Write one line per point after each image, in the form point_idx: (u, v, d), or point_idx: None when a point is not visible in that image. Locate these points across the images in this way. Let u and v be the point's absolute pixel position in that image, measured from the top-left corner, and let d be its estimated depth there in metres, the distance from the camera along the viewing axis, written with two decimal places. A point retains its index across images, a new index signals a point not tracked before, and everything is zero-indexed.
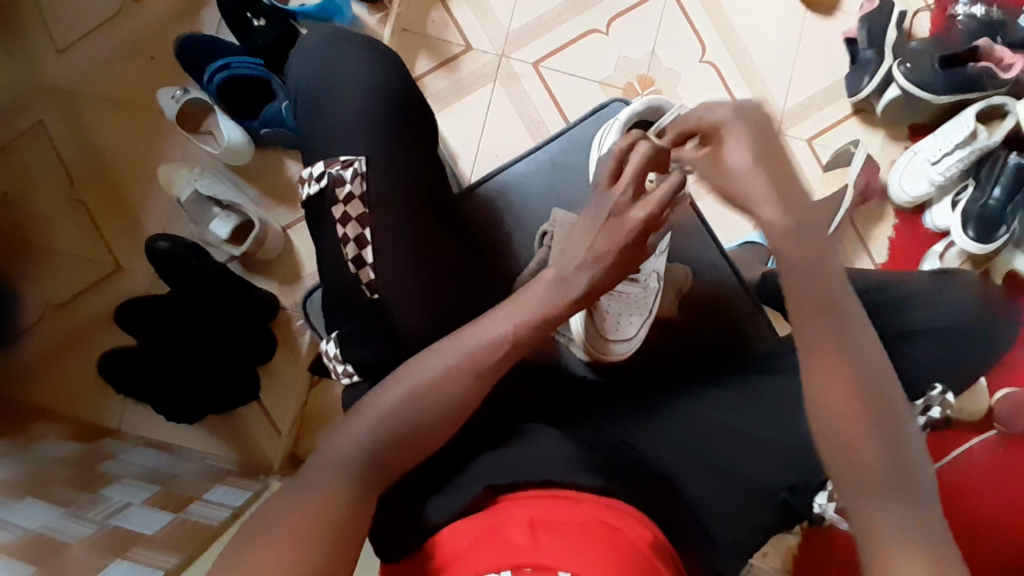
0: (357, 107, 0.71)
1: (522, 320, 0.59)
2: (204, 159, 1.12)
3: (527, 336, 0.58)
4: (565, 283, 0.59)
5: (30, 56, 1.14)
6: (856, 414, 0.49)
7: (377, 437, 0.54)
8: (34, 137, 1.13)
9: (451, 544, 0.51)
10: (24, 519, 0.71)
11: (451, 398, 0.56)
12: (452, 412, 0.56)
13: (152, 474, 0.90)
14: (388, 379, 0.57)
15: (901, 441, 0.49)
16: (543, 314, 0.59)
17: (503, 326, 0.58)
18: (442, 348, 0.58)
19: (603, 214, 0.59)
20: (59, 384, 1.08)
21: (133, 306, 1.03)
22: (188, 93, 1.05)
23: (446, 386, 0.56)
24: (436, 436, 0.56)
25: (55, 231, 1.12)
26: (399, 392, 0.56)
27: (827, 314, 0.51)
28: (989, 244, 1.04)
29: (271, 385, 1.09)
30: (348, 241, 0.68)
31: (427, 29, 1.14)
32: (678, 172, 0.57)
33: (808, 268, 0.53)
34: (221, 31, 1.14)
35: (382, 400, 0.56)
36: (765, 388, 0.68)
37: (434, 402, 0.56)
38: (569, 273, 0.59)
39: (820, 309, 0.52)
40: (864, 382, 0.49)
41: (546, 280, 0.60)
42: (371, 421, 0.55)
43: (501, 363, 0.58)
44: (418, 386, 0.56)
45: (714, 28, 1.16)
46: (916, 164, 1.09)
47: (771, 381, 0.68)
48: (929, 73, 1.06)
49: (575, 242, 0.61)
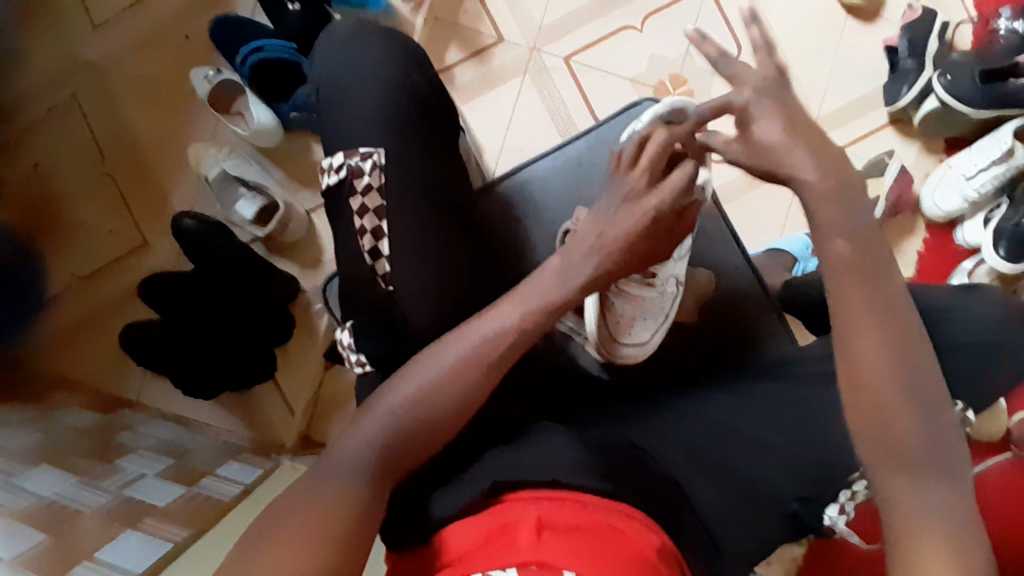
0: (383, 97, 0.71)
1: (531, 309, 0.59)
2: (232, 140, 1.13)
3: (531, 329, 0.58)
4: (569, 270, 0.61)
5: (67, 30, 1.16)
6: (893, 412, 0.48)
7: (388, 430, 0.54)
8: (67, 111, 1.15)
9: (455, 545, 0.52)
10: (41, 486, 0.73)
11: (456, 394, 0.56)
12: (454, 411, 0.56)
13: (166, 447, 0.92)
14: (398, 375, 0.57)
15: (940, 439, 0.48)
16: (547, 301, 0.59)
17: (504, 316, 0.58)
18: (448, 342, 0.58)
19: (619, 195, 0.60)
20: (81, 353, 1.11)
21: (155, 283, 1.05)
22: (219, 74, 1.07)
23: (454, 377, 0.56)
24: (448, 429, 0.56)
25: (82, 204, 1.14)
26: (410, 389, 0.56)
27: (865, 300, 0.51)
28: (1020, 264, 1.02)
29: (286, 366, 1.10)
30: (364, 234, 0.68)
31: (459, 18, 1.14)
32: (690, 166, 0.58)
33: (851, 251, 0.52)
34: (255, 13, 1.15)
35: (394, 396, 0.56)
36: (763, 395, 0.67)
37: (442, 399, 0.56)
38: (575, 262, 0.61)
39: (851, 289, 0.51)
40: (903, 374, 0.49)
41: (550, 267, 0.61)
42: (382, 416, 0.55)
43: (505, 356, 0.58)
44: (424, 384, 0.56)
45: (749, 30, 1.14)
46: (949, 180, 1.07)
47: (765, 387, 0.68)
48: (968, 86, 1.03)
49: (587, 229, 0.61)
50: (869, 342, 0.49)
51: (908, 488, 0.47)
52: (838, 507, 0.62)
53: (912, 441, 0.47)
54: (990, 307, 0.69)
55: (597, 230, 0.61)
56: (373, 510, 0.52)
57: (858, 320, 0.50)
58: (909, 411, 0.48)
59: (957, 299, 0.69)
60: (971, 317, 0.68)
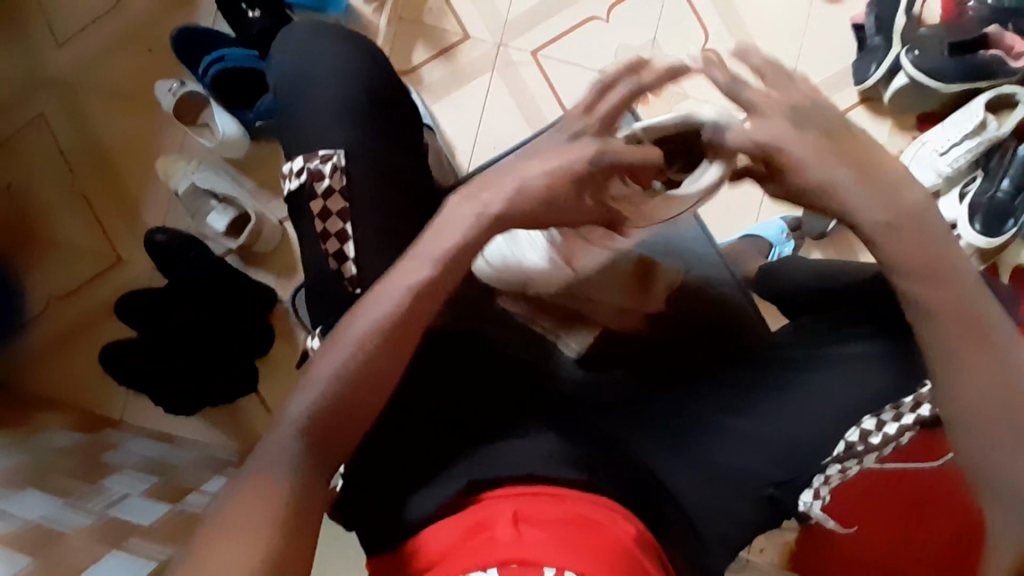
0: (341, 97, 0.71)
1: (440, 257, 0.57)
2: (201, 151, 1.11)
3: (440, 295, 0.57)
4: (476, 208, 0.58)
5: (29, 49, 1.14)
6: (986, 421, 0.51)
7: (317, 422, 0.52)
8: (33, 130, 1.14)
9: (430, 542, 0.52)
10: (26, 510, 0.73)
11: (378, 363, 0.54)
12: (372, 375, 0.54)
13: (151, 464, 0.91)
14: (330, 341, 0.55)
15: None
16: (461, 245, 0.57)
17: (413, 273, 0.56)
18: (361, 312, 0.55)
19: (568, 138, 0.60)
20: (62, 374, 1.09)
21: (131, 299, 1.04)
22: (184, 86, 1.05)
23: (371, 343, 0.54)
24: (375, 398, 0.54)
25: (55, 223, 1.13)
26: (335, 367, 0.53)
27: (959, 301, 0.52)
28: (995, 238, 1.02)
29: (270, 375, 1.08)
30: (329, 237, 0.68)
31: (424, 18, 1.13)
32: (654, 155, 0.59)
33: (921, 254, 0.53)
34: (217, 21, 1.13)
35: (326, 364, 0.54)
36: (781, 381, 0.65)
37: (366, 367, 0.54)
38: (479, 198, 0.58)
39: (946, 291, 0.53)
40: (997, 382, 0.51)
41: (460, 205, 0.58)
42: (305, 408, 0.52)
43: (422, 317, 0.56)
44: (346, 361, 0.53)
45: (717, 15, 1.13)
46: (924, 155, 1.06)
47: (785, 376, 0.65)
48: (938, 60, 1.04)
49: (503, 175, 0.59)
50: (960, 346, 0.52)
51: (1010, 499, 0.49)
52: (811, 493, 0.62)
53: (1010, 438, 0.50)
54: None
55: (495, 180, 0.59)
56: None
57: (955, 323, 0.52)
58: (1002, 417, 0.50)
59: None
60: None
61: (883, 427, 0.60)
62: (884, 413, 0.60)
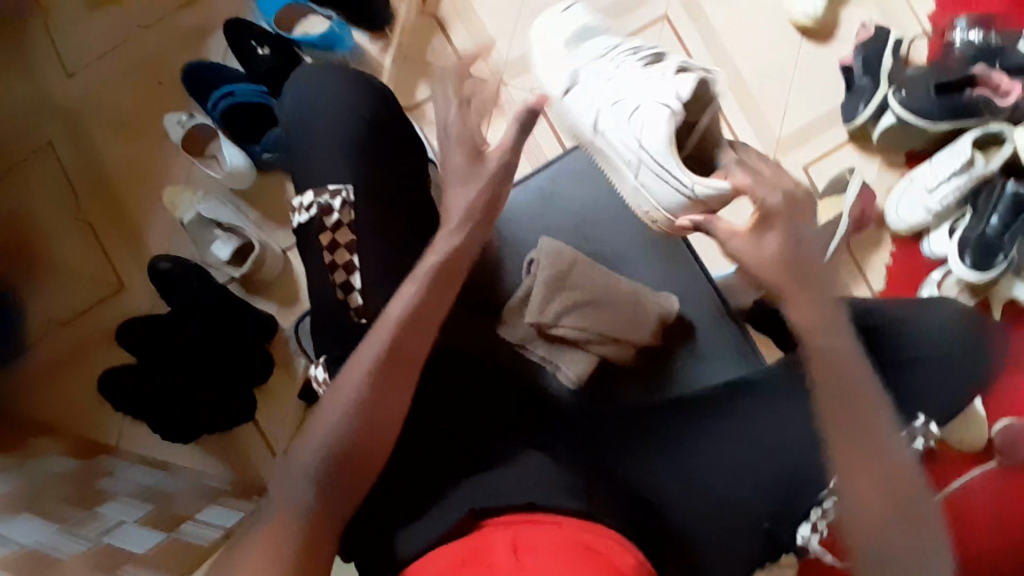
0: (348, 134, 0.73)
1: (414, 297, 0.63)
2: (207, 182, 1.14)
3: (421, 322, 0.62)
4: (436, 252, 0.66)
5: (41, 80, 1.17)
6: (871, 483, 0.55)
7: (333, 457, 0.57)
8: (41, 158, 1.16)
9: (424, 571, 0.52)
10: (20, 534, 0.72)
11: (373, 401, 0.59)
12: (371, 413, 0.58)
13: (147, 492, 0.91)
14: (327, 396, 0.59)
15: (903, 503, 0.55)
16: (426, 284, 0.64)
17: (401, 304, 0.62)
18: (362, 348, 0.61)
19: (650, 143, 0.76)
20: (59, 400, 1.10)
21: (133, 326, 1.05)
22: (194, 119, 1.09)
23: (365, 387, 0.59)
24: (386, 428, 0.59)
25: (59, 249, 1.14)
26: (344, 406, 0.58)
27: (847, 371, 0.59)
28: (987, 272, 1.04)
29: (266, 404, 1.09)
30: (336, 268, 0.70)
31: (428, 56, 1.16)
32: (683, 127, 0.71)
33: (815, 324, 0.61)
34: (227, 57, 1.17)
35: (328, 416, 0.58)
36: (755, 419, 0.66)
37: (363, 408, 0.58)
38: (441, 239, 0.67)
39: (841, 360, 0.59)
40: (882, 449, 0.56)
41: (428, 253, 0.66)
42: (320, 450, 0.57)
43: (404, 345, 0.61)
44: (353, 397, 0.58)
45: (710, 55, 1.17)
46: (912, 193, 1.10)
47: (752, 407, 0.67)
48: (924, 100, 1.07)
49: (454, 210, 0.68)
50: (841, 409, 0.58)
51: (888, 553, 0.54)
52: (809, 526, 0.62)
53: (880, 498, 0.55)
54: (951, 317, 0.70)
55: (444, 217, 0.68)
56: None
57: (842, 389, 0.58)
58: (877, 474, 0.56)
59: (914, 311, 0.71)
60: (925, 322, 0.70)
61: None
62: None
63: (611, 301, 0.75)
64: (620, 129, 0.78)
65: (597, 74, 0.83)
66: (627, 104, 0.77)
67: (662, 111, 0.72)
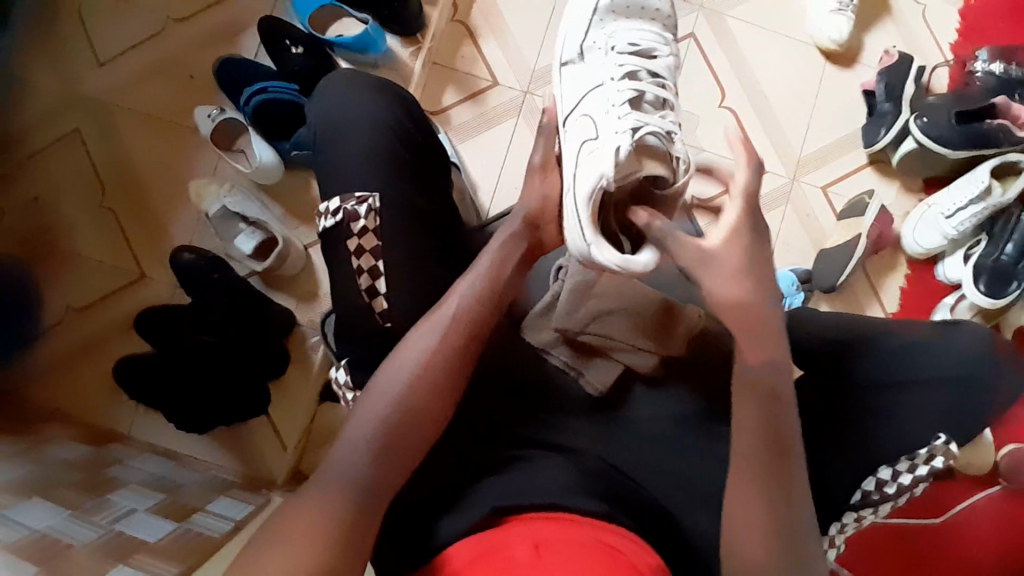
0: (380, 138, 0.74)
1: (461, 311, 0.65)
2: (234, 176, 1.15)
3: (464, 335, 0.64)
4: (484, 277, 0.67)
5: (73, 68, 1.18)
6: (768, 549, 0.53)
7: (395, 409, 0.59)
8: (67, 145, 1.17)
9: (452, 559, 0.52)
10: (32, 519, 0.73)
11: (415, 407, 0.59)
12: (411, 416, 0.59)
13: (158, 482, 0.91)
14: (367, 396, 0.60)
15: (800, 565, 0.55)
16: (474, 299, 0.66)
17: (456, 300, 0.65)
18: (405, 354, 0.62)
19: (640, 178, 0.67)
20: (74, 386, 1.10)
21: (151, 316, 1.06)
22: (223, 113, 1.10)
23: (410, 394, 0.60)
24: (424, 422, 0.60)
25: (79, 237, 1.15)
26: (419, 350, 0.62)
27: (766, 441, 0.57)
28: (1000, 299, 1.05)
29: (280, 399, 1.10)
30: (362, 272, 0.71)
31: (456, 63, 1.18)
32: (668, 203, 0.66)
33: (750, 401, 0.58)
34: (258, 54, 1.19)
35: (368, 413, 0.59)
36: None
37: (406, 412, 0.59)
38: (485, 265, 0.68)
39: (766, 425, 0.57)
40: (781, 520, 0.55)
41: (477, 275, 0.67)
42: (391, 391, 0.60)
43: (453, 357, 0.63)
44: (424, 350, 0.62)
45: (733, 75, 1.19)
46: (929, 217, 1.10)
47: None
48: (945, 127, 1.09)
49: (490, 250, 0.70)
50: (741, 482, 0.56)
51: None
52: (828, 541, 0.70)
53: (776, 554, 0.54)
54: (967, 343, 0.70)
55: (486, 249, 0.70)
56: (368, 525, 0.53)
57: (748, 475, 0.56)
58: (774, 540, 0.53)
59: (932, 335, 0.71)
60: (941, 342, 0.71)
61: (897, 477, 0.67)
62: (899, 464, 0.67)
63: (639, 311, 0.71)
64: (599, 103, 0.71)
65: (596, 72, 0.75)
66: (594, 122, 0.70)
67: (609, 147, 0.65)
